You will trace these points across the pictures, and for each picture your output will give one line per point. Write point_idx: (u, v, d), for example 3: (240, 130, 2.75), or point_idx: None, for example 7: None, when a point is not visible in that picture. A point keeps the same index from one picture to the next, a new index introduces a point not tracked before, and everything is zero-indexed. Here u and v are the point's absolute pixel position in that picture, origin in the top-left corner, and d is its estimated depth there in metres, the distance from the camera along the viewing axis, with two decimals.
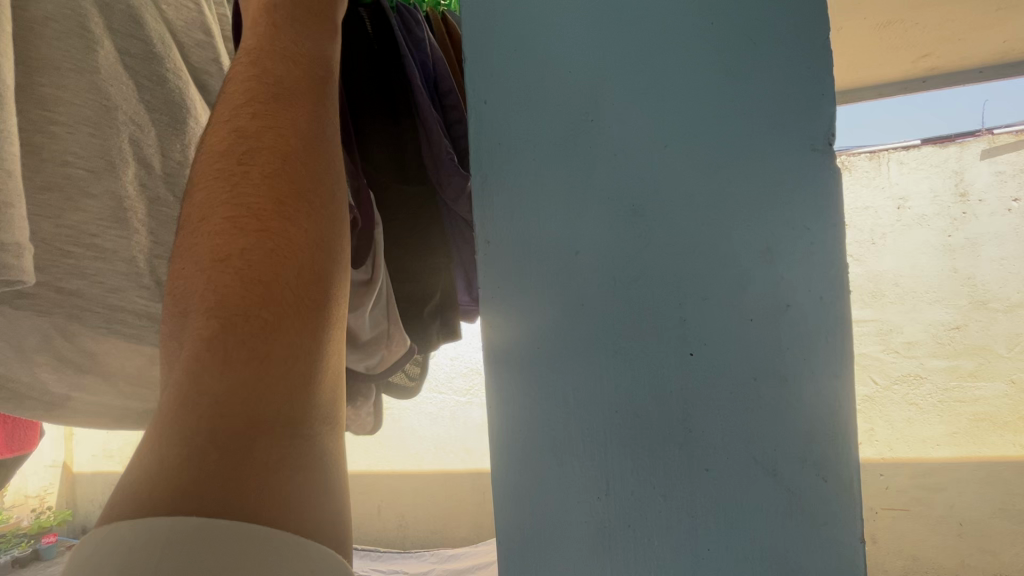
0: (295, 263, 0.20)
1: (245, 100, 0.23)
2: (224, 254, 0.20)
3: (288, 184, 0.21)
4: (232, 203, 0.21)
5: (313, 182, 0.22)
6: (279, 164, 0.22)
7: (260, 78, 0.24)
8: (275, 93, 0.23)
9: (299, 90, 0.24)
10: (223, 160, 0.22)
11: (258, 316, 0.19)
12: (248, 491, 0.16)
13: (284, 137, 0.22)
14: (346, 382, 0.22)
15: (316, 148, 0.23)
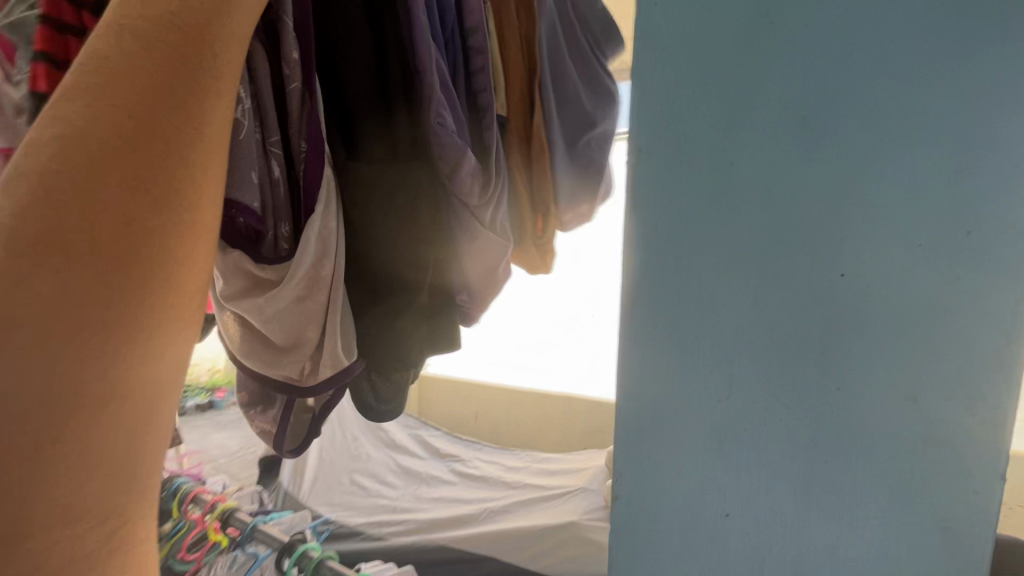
0: (118, 281, 0.25)
1: (91, 106, 0.26)
2: (31, 255, 0.24)
3: (108, 206, 0.25)
4: (60, 218, 0.25)
5: (148, 206, 0.27)
6: (107, 186, 0.26)
7: (107, 88, 0.26)
8: (122, 109, 0.26)
9: (149, 110, 0.27)
10: (62, 167, 0.25)
11: (68, 306, 0.24)
12: (54, 456, 0.24)
13: (117, 158, 0.26)
14: (172, 369, 0.29)
15: (157, 173, 0.27)
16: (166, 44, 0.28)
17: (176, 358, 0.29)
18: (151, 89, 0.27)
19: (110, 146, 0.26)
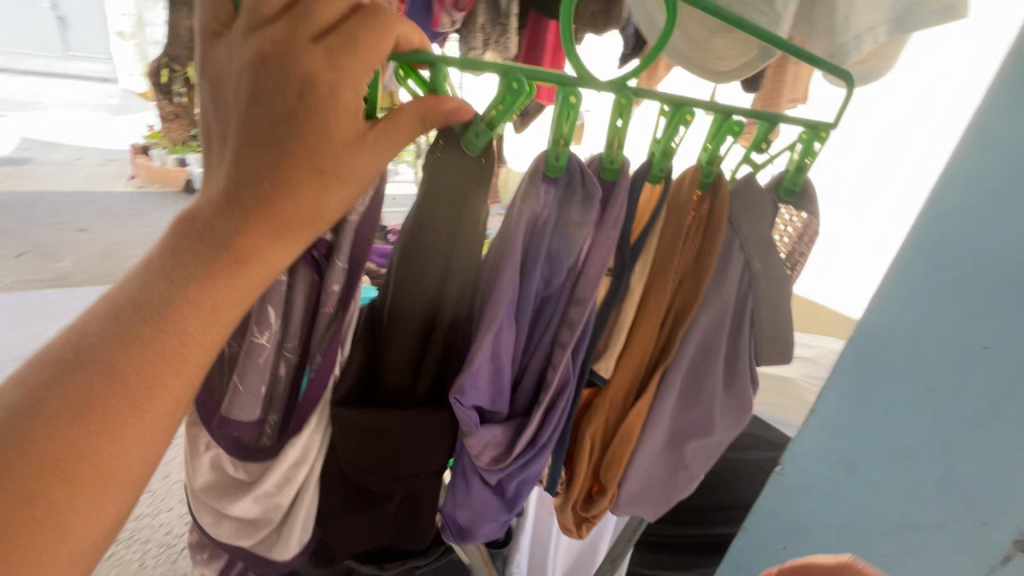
0: (77, 490, 0.54)
1: (86, 389, 0.55)
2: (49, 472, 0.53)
3: (62, 453, 0.53)
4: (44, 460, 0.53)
5: (75, 453, 0.54)
6: (58, 451, 0.53)
7: (89, 369, 0.56)
8: (100, 379, 0.56)
9: (92, 384, 0.55)
10: (57, 434, 0.54)
11: (72, 456, 0.54)
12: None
13: (62, 430, 0.53)
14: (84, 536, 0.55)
15: (85, 430, 0.54)
16: (140, 320, 0.58)
17: (137, 451, 0.58)
18: (96, 393, 0.56)
19: (191, 303, 0.59)
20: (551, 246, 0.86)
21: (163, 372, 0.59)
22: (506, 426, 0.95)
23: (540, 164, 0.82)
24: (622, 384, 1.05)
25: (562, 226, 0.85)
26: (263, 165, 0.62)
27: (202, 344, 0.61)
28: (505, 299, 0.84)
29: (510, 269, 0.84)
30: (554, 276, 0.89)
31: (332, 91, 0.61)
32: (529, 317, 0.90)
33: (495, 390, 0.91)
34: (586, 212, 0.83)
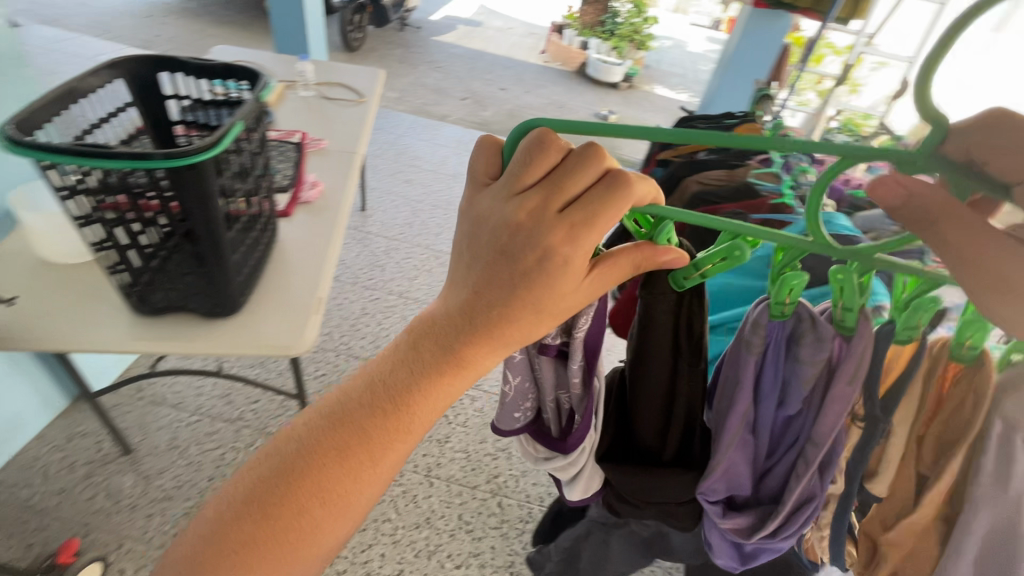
0: None
1: (250, 501, 0.48)
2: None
3: (225, 558, 0.47)
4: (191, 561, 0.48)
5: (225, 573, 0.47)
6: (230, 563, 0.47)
7: (271, 475, 0.49)
8: (265, 506, 0.48)
9: (287, 496, 0.48)
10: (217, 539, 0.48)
11: (231, 566, 0.47)
12: None
13: (241, 540, 0.47)
14: None
15: (235, 557, 0.47)
16: (320, 440, 0.50)
17: (318, 551, 0.50)
18: (261, 510, 0.48)
19: (372, 431, 0.50)
20: (788, 379, 0.64)
21: (329, 491, 0.49)
22: (750, 521, 0.72)
23: (760, 315, 0.62)
24: (909, 531, 0.65)
25: (793, 360, 0.62)
26: (501, 252, 0.48)
27: (398, 449, 0.51)
28: (739, 424, 0.67)
29: (743, 401, 0.66)
30: (791, 403, 0.64)
31: (584, 177, 0.47)
32: (771, 435, 0.68)
33: (739, 486, 0.71)
34: (820, 353, 0.60)
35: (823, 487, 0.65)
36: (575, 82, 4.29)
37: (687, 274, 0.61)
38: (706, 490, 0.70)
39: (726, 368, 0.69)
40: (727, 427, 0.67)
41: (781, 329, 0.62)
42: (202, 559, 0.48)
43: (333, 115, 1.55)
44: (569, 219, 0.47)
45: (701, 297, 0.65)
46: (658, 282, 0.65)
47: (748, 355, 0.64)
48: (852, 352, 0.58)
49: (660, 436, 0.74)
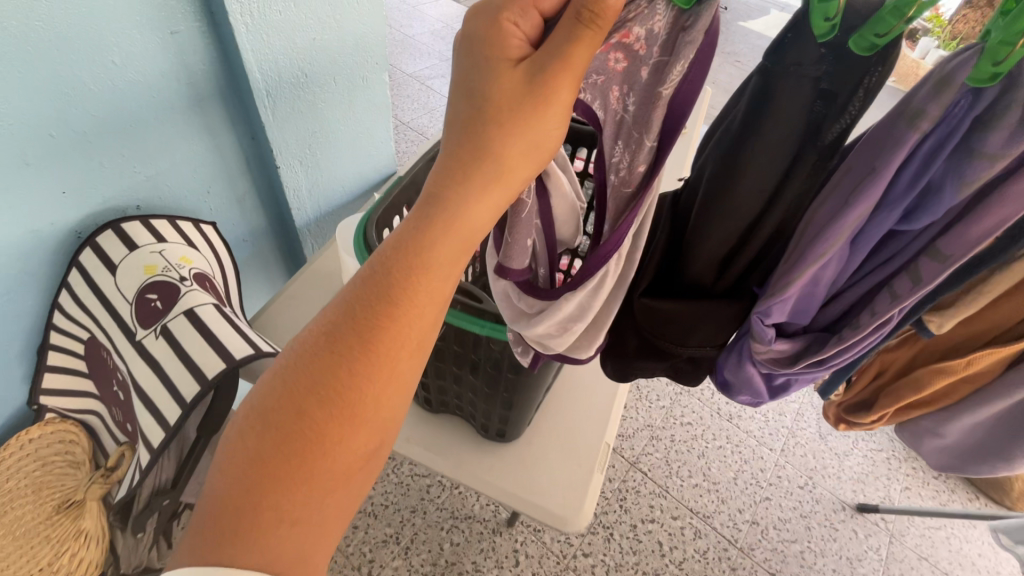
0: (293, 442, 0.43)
1: (275, 395, 0.45)
2: (232, 457, 0.44)
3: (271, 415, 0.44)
4: (243, 424, 0.45)
5: (286, 456, 0.43)
6: (267, 447, 0.43)
7: (272, 388, 0.45)
8: (294, 395, 0.44)
9: (302, 362, 0.45)
10: (249, 441, 0.43)
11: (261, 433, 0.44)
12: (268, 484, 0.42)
13: (255, 428, 0.44)
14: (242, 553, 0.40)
15: (284, 422, 0.44)
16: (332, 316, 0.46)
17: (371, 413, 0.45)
18: (284, 400, 0.44)
19: (410, 272, 0.44)
20: (936, 180, 0.42)
21: (381, 340, 0.44)
22: (797, 344, 0.55)
23: (957, 66, 0.37)
24: (946, 343, 0.62)
25: (962, 147, 0.40)
26: (487, 57, 0.40)
27: (441, 269, 0.44)
28: (846, 236, 0.46)
29: (866, 199, 0.44)
30: (923, 218, 0.44)
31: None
32: (868, 251, 0.48)
33: (802, 312, 0.53)
34: (1018, 144, 0.37)
35: (906, 311, 0.48)
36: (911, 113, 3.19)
37: (1003, 52, 0.33)
38: (764, 313, 0.52)
39: (854, 157, 0.45)
40: (845, 222, 0.45)
41: (872, 80, 0.41)
42: (268, 432, 0.43)
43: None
44: (594, 28, 0.37)
45: (882, 75, 0.41)
46: (797, 40, 0.41)
47: (909, 134, 0.41)
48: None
49: (719, 268, 0.55)
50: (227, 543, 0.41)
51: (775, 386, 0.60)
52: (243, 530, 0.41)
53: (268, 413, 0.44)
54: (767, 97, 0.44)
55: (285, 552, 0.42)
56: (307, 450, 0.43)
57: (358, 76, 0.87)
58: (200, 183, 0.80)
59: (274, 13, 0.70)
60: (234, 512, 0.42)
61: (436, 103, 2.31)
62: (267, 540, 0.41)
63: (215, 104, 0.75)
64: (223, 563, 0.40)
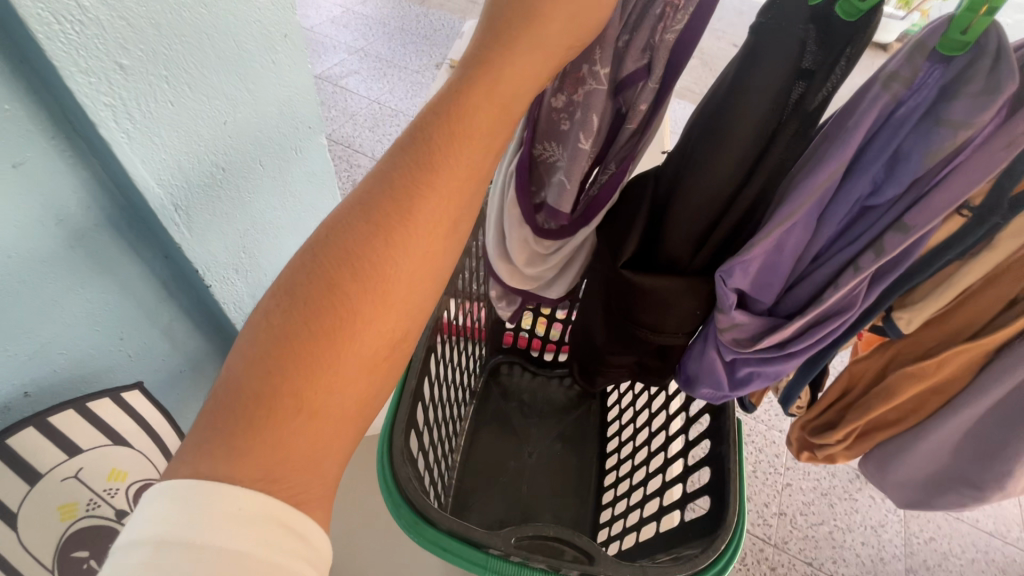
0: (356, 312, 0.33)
1: (328, 261, 0.34)
2: (272, 339, 0.32)
3: (327, 287, 0.33)
4: (288, 293, 0.33)
5: (337, 343, 0.33)
6: (319, 335, 0.32)
7: (326, 250, 0.34)
8: (351, 258, 0.34)
9: (370, 222, 0.34)
10: (294, 302, 0.33)
11: (309, 316, 0.33)
12: (311, 389, 0.32)
13: (309, 287, 0.33)
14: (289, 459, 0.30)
15: (343, 292, 0.33)
16: (402, 158, 0.35)
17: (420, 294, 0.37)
18: (340, 274, 0.34)
19: (445, 133, 0.35)
20: (901, 149, 0.37)
21: (410, 216, 0.35)
22: (767, 321, 0.48)
23: (928, 33, 0.34)
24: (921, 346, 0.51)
25: (926, 121, 0.35)
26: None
27: (475, 134, 0.36)
28: (816, 197, 0.40)
29: (833, 162, 0.38)
30: (889, 193, 0.38)
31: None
32: (835, 226, 0.42)
33: (770, 281, 0.45)
34: (985, 112, 0.33)
35: (870, 298, 0.43)
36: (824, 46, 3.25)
37: (968, 20, 0.32)
38: (729, 273, 0.44)
39: (836, 123, 0.40)
40: (811, 179, 0.39)
41: (860, 49, 0.34)
42: (289, 312, 0.33)
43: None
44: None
45: (871, 41, 0.34)
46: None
47: (881, 97, 0.36)
48: (1019, 120, 0.33)
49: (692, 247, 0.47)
50: (237, 429, 0.30)
51: (739, 381, 0.51)
52: (253, 434, 0.30)
53: (286, 292, 0.33)
54: (750, 69, 0.37)
55: (289, 446, 0.31)
56: (358, 322, 0.33)
57: (288, 148, 0.67)
58: (110, 334, 0.59)
59: (164, 106, 0.50)
60: (247, 404, 0.31)
61: (355, 107, 2.03)
62: (294, 446, 0.31)
63: (106, 237, 0.54)
64: (226, 459, 0.29)
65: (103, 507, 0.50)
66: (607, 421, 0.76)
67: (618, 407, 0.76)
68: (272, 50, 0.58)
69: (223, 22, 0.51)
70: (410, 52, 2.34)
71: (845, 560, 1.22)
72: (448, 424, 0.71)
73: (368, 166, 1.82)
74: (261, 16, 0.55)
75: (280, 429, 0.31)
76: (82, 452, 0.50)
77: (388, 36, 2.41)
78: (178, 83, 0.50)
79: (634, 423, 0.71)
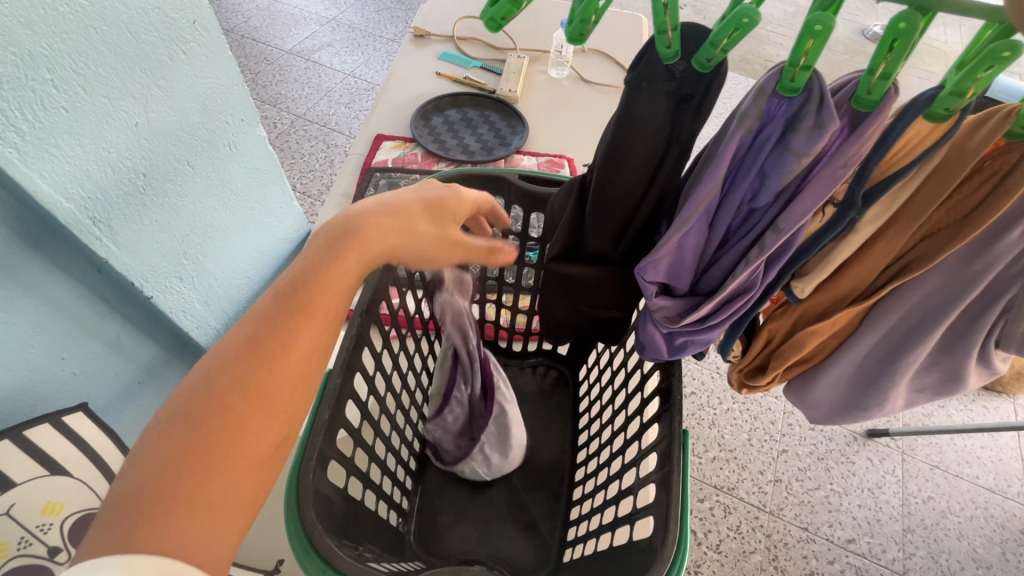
0: (243, 409, 0.34)
1: (215, 372, 0.34)
2: (158, 449, 0.32)
3: (218, 395, 0.34)
4: (176, 407, 0.33)
5: (228, 442, 0.33)
6: (205, 437, 0.32)
7: (213, 366, 0.35)
8: (240, 367, 0.35)
9: (256, 334, 0.36)
10: (184, 414, 0.33)
11: (197, 422, 0.33)
12: (198, 482, 0.31)
13: (199, 397, 0.34)
14: (180, 538, 0.30)
15: (232, 395, 0.34)
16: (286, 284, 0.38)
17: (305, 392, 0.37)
18: (229, 381, 0.34)
19: (323, 276, 0.38)
20: (765, 168, 0.40)
21: (292, 345, 0.36)
22: (687, 300, 0.49)
23: (767, 79, 0.37)
24: (822, 304, 0.51)
25: (780, 144, 0.39)
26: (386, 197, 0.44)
27: (349, 275, 0.40)
28: (704, 207, 0.42)
29: (713, 177, 0.41)
30: (766, 196, 0.41)
31: (512, 203, 0.44)
32: (727, 224, 0.44)
33: (680, 274, 0.48)
34: (818, 142, 0.36)
35: (769, 278, 0.45)
36: None
37: (794, 71, 0.35)
38: (641, 271, 0.47)
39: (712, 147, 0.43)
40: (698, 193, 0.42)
41: (718, 88, 0.39)
42: (185, 434, 0.32)
43: (588, 108, 0.99)
44: None
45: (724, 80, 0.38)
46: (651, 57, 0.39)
47: (737, 132, 0.39)
48: (853, 139, 0.36)
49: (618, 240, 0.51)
50: (135, 529, 0.29)
51: (676, 349, 0.50)
52: (147, 526, 0.30)
53: (174, 421, 0.33)
54: (625, 116, 0.42)
55: (192, 534, 0.30)
56: (240, 418, 0.34)
57: (220, 145, 0.63)
58: (47, 353, 0.54)
59: (55, 113, 0.45)
60: (147, 510, 0.30)
61: (329, 82, 1.93)
62: (180, 537, 0.30)
63: (23, 258, 0.49)
64: (132, 551, 0.29)
65: (36, 544, 0.47)
66: (579, 412, 0.73)
67: (588, 399, 0.72)
68: (181, 38, 0.53)
69: (112, 13, 0.46)
70: (385, 20, 2.22)
71: (842, 524, 1.19)
72: (406, 428, 0.67)
73: (344, 145, 1.74)
74: (160, 2, 0.50)
75: (169, 519, 0.30)
76: (17, 485, 0.47)
77: (361, 4, 2.29)
78: (69, 86, 0.45)
79: (600, 400, 0.68)
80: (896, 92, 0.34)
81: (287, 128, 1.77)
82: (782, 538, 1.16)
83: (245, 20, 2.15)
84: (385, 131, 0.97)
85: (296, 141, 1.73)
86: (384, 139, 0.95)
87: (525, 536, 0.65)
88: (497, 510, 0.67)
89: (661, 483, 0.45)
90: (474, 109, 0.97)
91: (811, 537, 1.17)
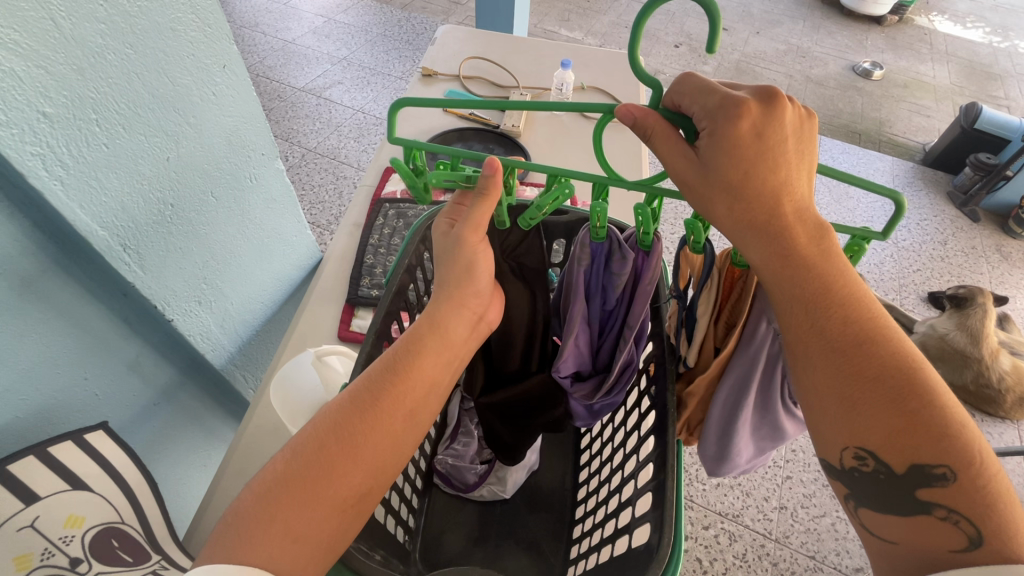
0: (343, 457, 0.40)
1: (330, 419, 0.41)
2: (278, 472, 0.39)
3: (328, 439, 0.40)
4: (297, 439, 0.41)
5: (324, 484, 0.39)
6: (310, 473, 0.39)
7: (332, 412, 0.42)
8: (350, 421, 0.41)
9: (365, 393, 0.42)
10: (299, 448, 0.40)
11: (309, 458, 0.40)
12: (298, 508, 0.38)
13: (316, 438, 0.40)
14: (275, 552, 0.37)
15: (337, 442, 0.40)
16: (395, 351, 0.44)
17: (395, 453, 0.42)
18: (338, 429, 0.41)
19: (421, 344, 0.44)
20: (603, 285, 0.59)
21: (386, 403, 0.42)
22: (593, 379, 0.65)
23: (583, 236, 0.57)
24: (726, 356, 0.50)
25: (608, 272, 0.58)
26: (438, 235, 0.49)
27: (442, 347, 0.45)
28: (580, 317, 0.61)
29: (578, 299, 0.60)
30: (613, 300, 0.59)
31: (484, 177, 0.44)
32: (600, 327, 0.63)
33: (582, 362, 0.64)
34: (626, 267, 0.56)
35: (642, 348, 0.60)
36: (822, 17, 3.15)
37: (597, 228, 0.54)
38: (557, 369, 0.62)
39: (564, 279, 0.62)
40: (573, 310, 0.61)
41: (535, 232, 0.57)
42: (288, 467, 0.39)
43: (588, 140, 1.04)
44: (491, 200, 0.45)
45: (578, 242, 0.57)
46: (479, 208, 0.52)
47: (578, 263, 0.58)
48: (647, 263, 0.54)
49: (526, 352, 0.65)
50: (246, 535, 0.37)
51: (595, 411, 0.63)
52: (252, 536, 0.37)
53: (292, 449, 0.40)
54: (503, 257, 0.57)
55: (282, 555, 0.37)
56: (338, 464, 0.40)
57: (242, 178, 0.68)
58: (72, 374, 0.56)
59: (99, 148, 0.50)
60: (247, 525, 0.37)
61: (339, 118, 2.02)
62: (275, 550, 0.37)
63: (56, 281, 0.52)
64: (238, 561, 0.36)
65: (58, 555, 0.48)
66: (580, 432, 0.74)
67: (589, 419, 0.73)
68: (212, 82, 0.58)
69: (153, 59, 0.51)
70: (394, 59, 2.33)
71: (849, 552, 1.18)
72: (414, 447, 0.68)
73: (353, 177, 1.81)
74: (196, 49, 0.55)
75: (272, 531, 0.37)
76: (41, 498, 0.49)
77: (371, 44, 2.40)
78: (111, 125, 0.50)
79: (602, 420, 0.69)
80: (659, 238, 0.53)
81: (298, 161, 1.84)
82: (789, 567, 1.15)
83: (260, 60, 2.25)
84: (394, 164, 1.02)
85: (307, 174, 1.80)
86: (393, 170, 1.00)
87: (528, 555, 0.66)
88: (499, 529, 0.68)
89: (657, 492, 0.46)
90: (479, 143, 1.02)
91: (818, 566, 1.15)
